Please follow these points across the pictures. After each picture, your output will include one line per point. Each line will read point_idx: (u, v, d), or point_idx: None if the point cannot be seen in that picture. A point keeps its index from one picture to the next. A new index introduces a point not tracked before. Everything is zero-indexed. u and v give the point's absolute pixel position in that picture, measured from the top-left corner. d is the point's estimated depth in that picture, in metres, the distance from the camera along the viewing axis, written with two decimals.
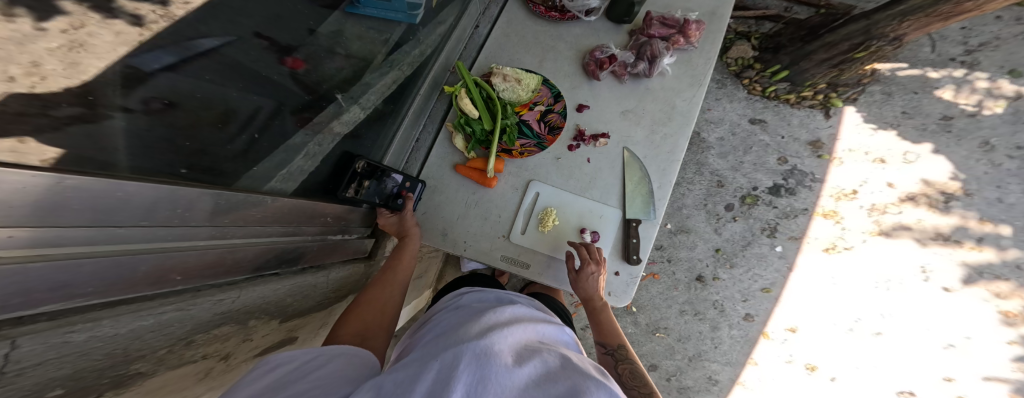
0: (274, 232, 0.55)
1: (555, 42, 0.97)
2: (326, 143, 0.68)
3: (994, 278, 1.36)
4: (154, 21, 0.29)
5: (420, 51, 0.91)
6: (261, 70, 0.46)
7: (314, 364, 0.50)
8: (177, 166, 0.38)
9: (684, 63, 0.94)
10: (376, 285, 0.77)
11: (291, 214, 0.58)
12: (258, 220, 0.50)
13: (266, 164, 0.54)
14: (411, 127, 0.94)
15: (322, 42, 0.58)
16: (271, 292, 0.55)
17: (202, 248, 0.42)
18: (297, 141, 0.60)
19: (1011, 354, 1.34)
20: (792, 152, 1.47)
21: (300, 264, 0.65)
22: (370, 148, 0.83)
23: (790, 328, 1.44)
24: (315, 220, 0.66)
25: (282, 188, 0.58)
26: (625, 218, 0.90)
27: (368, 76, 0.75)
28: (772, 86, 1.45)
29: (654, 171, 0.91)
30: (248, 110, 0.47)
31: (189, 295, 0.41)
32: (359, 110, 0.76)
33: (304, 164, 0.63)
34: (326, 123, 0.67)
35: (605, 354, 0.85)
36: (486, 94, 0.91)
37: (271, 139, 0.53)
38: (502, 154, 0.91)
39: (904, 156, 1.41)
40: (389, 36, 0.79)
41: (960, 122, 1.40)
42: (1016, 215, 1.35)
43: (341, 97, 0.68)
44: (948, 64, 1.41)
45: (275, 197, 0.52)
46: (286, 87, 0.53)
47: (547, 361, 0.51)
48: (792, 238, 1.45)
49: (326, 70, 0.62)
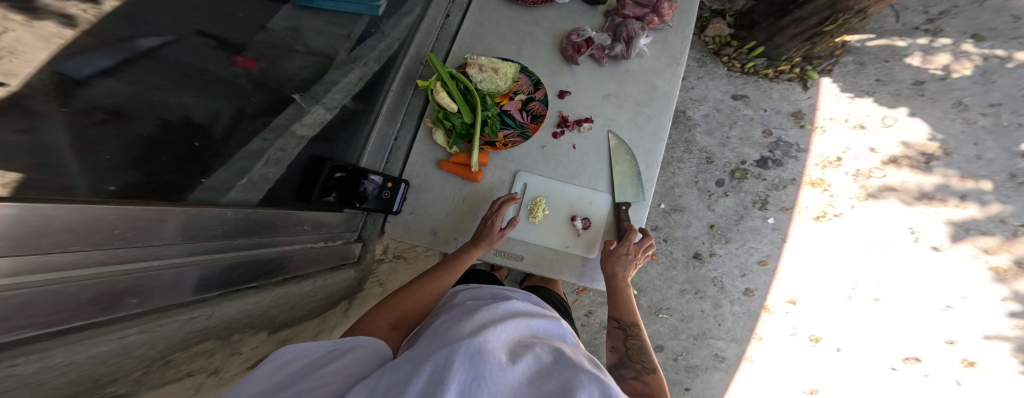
0: (238, 245, 0.51)
1: (530, 28, 0.96)
2: (290, 147, 0.64)
3: (982, 234, 1.38)
4: (89, 21, 0.27)
5: (386, 46, 0.88)
6: (212, 70, 0.43)
7: (330, 360, 0.52)
8: (106, 182, 0.32)
9: (661, 43, 0.94)
10: (431, 283, 0.79)
11: (258, 226, 0.54)
12: (219, 236, 0.46)
13: (225, 172, 0.49)
14: (387, 126, 0.92)
15: (276, 39, 0.55)
16: (251, 305, 0.52)
17: (158, 268, 0.37)
18: (254, 147, 0.55)
19: (1007, 310, 1.37)
20: (776, 124, 1.49)
21: (282, 274, 0.61)
22: (346, 151, 0.82)
23: (791, 300, 1.45)
24: (286, 232, 0.62)
25: (242, 197, 0.53)
26: (615, 202, 0.90)
27: (331, 73, 0.72)
28: (750, 62, 1.48)
29: (640, 152, 0.91)
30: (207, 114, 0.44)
31: (154, 317, 0.37)
32: (324, 110, 0.72)
33: (265, 170, 0.58)
34: (288, 125, 0.62)
35: (616, 328, 0.84)
36: (463, 86, 0.89)
37: (228, 144, 0.49)
38: (486, 147, 0.89)
39: (883, 121, 1.44)
40: (352, 31, 0.76)
41: (931, 85, 1.44)
42: (997, 171, 1.38)
43: (300, 98, 0.63)
44: (913, 33, 1.45)
45: (235, 210, 0.48)
46: (242, 87, 0.49)
47: (540, 357, 0.50)
48: (784, 209, 1.46)
49: (285, 70, 0.58)
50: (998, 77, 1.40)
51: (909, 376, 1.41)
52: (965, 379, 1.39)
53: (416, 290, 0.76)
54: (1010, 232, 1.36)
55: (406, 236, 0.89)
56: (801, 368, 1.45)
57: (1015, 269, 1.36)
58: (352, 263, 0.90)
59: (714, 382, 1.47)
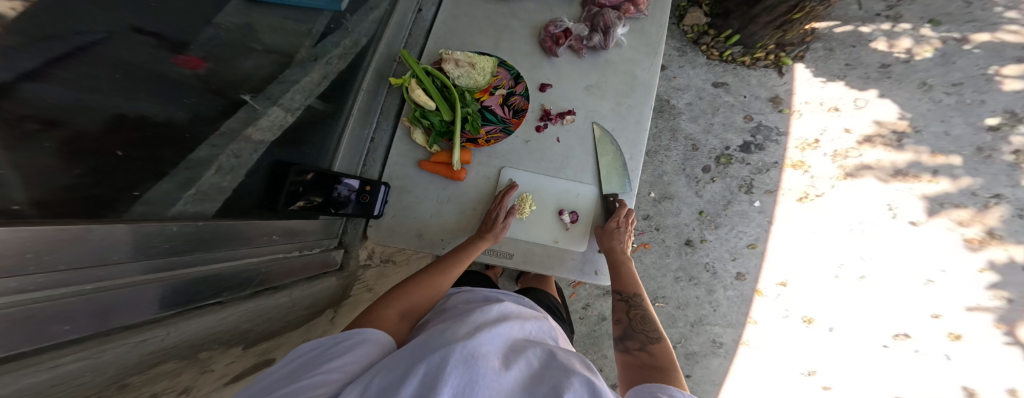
0: (194, 261, 0.46)
1: (507, 21, 0.95)
2: (245, 153, 0.57)
3: (955, 207, 1.43)
4: (10, 16, 0.24)
5: (349, 43, 0.82)
6: (153, 65, 0.38)
7: (336, 351, 0.52)
8: (12, 198, 0.25)
9: (638, 32, 0.94)
10: (440, 274, 0.77)
11: (214, 239, 0.50)
12: (167, 252, 0.42)
13: (166, 183, 0.42)
14: (360, 126, 0.89)
15: (227, 34, 0.49)
16: (217, 322, 0.49)
17: (91, 292, 0.33)
18: (200, 155, 0.47)
19: (985, 281, 1.42)
20: (756, 109, 1.53)
21: (248, 288, 0.57)
22: (316, 155, 0.78)
23: (781, 282, 1.47)
24: (251, 244, 0.58)
25: (187, 210, 0.46)
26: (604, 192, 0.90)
27: (288, 73, 0.64)
28: (727, 50, 1.52)
29: (622, 144, 0.91)
30: (155, 119, 0.39)
31: (94, 343, 0.32)
32: (281, 111, 0.65)
33: (216, 179, 0.51)
34: (240, 129, 0.55)
35: (620, 300, 0.82)
36: (440, 83, 0.87)
37: (177, 150, 0.43)
38: (468, 145, 0.88)
39: (855, 103, 1.49)
40: (314, 28, 0.70)
41: (897, 68, 1.50)
42: (964, 146, 1.44)
43: (249, 99, 0.55)
44: (875, 19, 1.52)
45: (181, 224, 0.43)
46: (194, 87, 0.45)
47: (531, 362, 0.50)
48: (768, 192, 1.49)
49: (239, 69, 0.53)
50: (957, 59, 1.47)
51: (900, 353, 1.44)
52: (954, 354, 1.42)
53: (427, 281, 0.75)
54: (981, 204, 1.43)
55: (393, 241, 0.88)
56: (795, 349, 1.47)
57: (989, 237, 1.42)
58: (334, 271, 0.87)
59: (714, 368, 1.48)
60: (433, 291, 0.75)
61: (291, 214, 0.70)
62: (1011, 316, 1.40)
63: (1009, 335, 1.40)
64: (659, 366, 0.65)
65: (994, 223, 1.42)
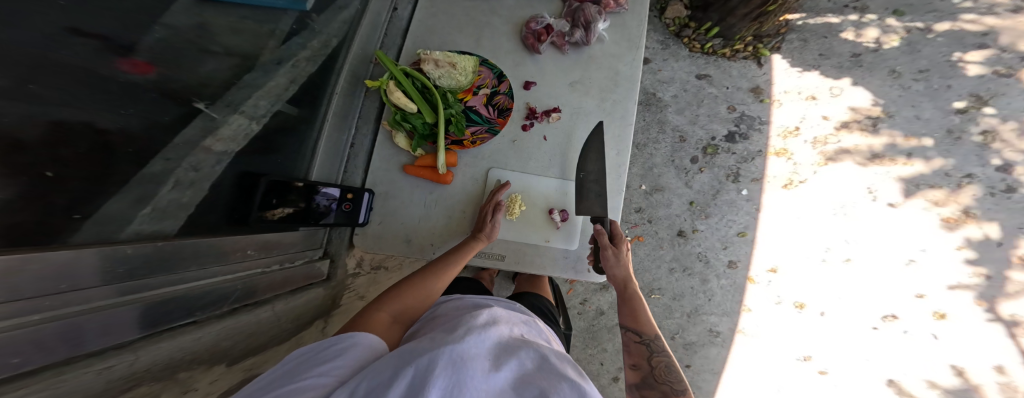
0: (159, 283, 0.44)
1: (488, 18, 0.94)
2: (206, 165, 0.51)
3: (930, 188, 1.49)
4: None
5: (319, 44, 0.79)
6: (94, 69, 0.34)
7: (324, 357, 0.49)
8: None
9: (619, 27, 0.94)
10: (436, 276, 0.74)
11: (178, 259, 0.47)
12: (122, 276, 0.39)
13: (117, 201, 0.38)
14: (337, 131, 0.86)
15: (182, 34, 0.45)
16: (191, 342, 0.45)
17: (41, 322, 0.30)
18: (154, 169, 0.42)
19: (963, 258, 1.47)
20: (738, 100, 1.56)
21: (225, 305, 0.54)
22: (291, 163, 0.75)
23: (772, 269, 1.50)
24: (223, 260, 0.56)
25: (142, 230, 0.42)
26: (598, 217, 0.84)
27: (250, 77, 0.59)
28: (708, 42, 1.55)
29: (592, 163, 0.87)
30: (97, 131, 0.34)
31: (50, 374, 0.30)
32: (244, 118, 0.59)
33: (175, 195, 0.47)
34: (198, 141, 0.49)
35: (639, 343, 0.77)
36: (420, 84, 0.85)
37: (128, 164, 0.38)
38: (453, 146, 0.87)
39: (831, 91, 1.54)
40: (277, 28, 0.66)
41: (867, 57, 1.55)
42: (935, 129, 1.50)
43: (204, 107, 0.49)
44: (844, 10, 1.57)
45: (138, 244, 0.40)
46: (150, 94, 0.41)
47: (523, 362, 0.49)
48: (755, 180, 1.52)
49: (199, 74, 0.48)
50: (922, 47, 1.54)
51: (889, 334, 1.47)
52: (941, 333, 1.46)
53: (419, 282, 0.73)
54: (954, 184, 1.48)
55: (380, 247, 0.87)
56: (789, 334, 1.49)
57: (965, 215, 1.47)
58: (320, 281, 0.85)
59: (712, 357, 1.49)
60: (424, 294, 0.72)
61: (270, 225, 0.67)
62: (990, 293, 1.46)
63: (989, 311, 1.45)
64: None
65: (968, 201, 1.47)
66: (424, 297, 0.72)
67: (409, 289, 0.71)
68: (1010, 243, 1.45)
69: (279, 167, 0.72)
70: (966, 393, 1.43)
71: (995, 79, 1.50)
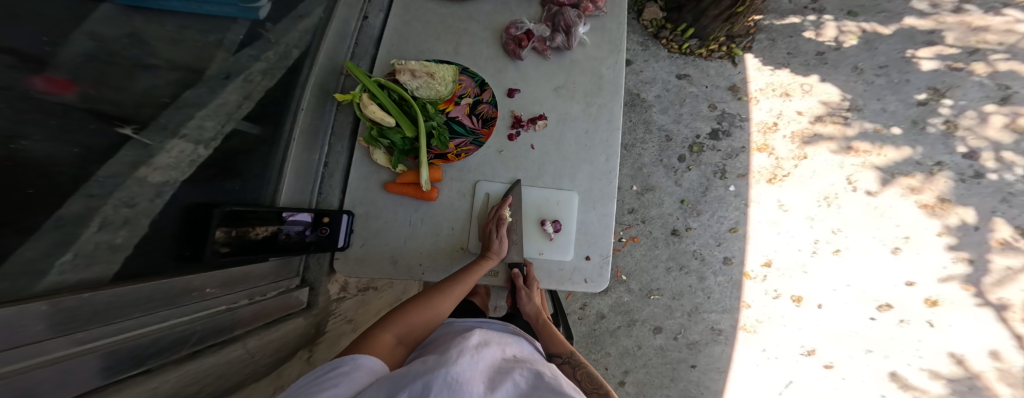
0: (97, 332, 0.37)
1: (465, 24, 0.91)
2: (142, 199, 0.45)
3: (906, 177, 1.56)
4: None
5: (276, 55, 0.73)
6: (10, 86, 0.29)
7: (319, 387, 0.44)
8: None
9: (599, 29, 0.93)
10: (442, 295, 0.71)
11: (114, 307, 0.40)
12: (45, 334, 0.32)
13: (29, 252, 0.32)
14: (307, 151, 0.80)
15: (109, 45, 0.39)
16: (144, 393, 0.38)
17: None
18: (73, 209, 0.36)
19: (944, 243, 1.54)
20: (718, 98, 1.60)
21: (185, 349, 0.48)
22: (250, 188, 0.69)
23: (766, 263, 1.53)
24: (176, 302, 0.49)
25: (64, 281, 0.36)
26: (510, 261, 0.87)
27: (192, 94, 0.52)
28: (685, 43, 1.59)
29: (535, 222, 0.86)
30: (16, 168, 0.30)
31: None
32: (187, 143, 0.52)
33: (105, 236, 0.40)
34: (128, 173, 0.42)
35: (562, 365, 0.79)
36: (397, 96, 0.81)
37: (39, 208, 0.32)
38: (437, 161, 0.83)
39: (802, 87, 1.61)
40: (226, 38, 0.59)
41: (831, 54, 1.63)
42: (900, 120, 1.59)
43: (134, 132, 0.43)
44: (804, 11, 1.65)
45: (62, 297, 0.34)
46: (71, 118, 0.35)
47: (518, 383, 0.46)
48: (741, 176, 1.55)
49: (128, 92, 0.42)
50: (879, 44, 1.63)
51: (888, 323, 1.52)
52: (936, 318, 1.52)
53: (425, 300, 0.69)
54: (928, 172, 1.56)
55: (363, 270, 0.81)
56: (790, 329, 1.52)
57: (941, 202, 1.55)
58: (301, 312, 0.77)
59: (718, 355, 1.50)
60: (429, 315, 0.68)
61: (223, 264, 0.59)
62: (975, 276, 1.53)
63: (977, 295, 1.52)
64: None
65: (942, 188, 1.55)
66: (429, 316, 0.68)
67: (414, 307, 0.68)
68: (986, 226, 1.54)
69: (235, 194, 0.65)
70: (969, 381, 1.50)
71: (947, 73, 1.61)
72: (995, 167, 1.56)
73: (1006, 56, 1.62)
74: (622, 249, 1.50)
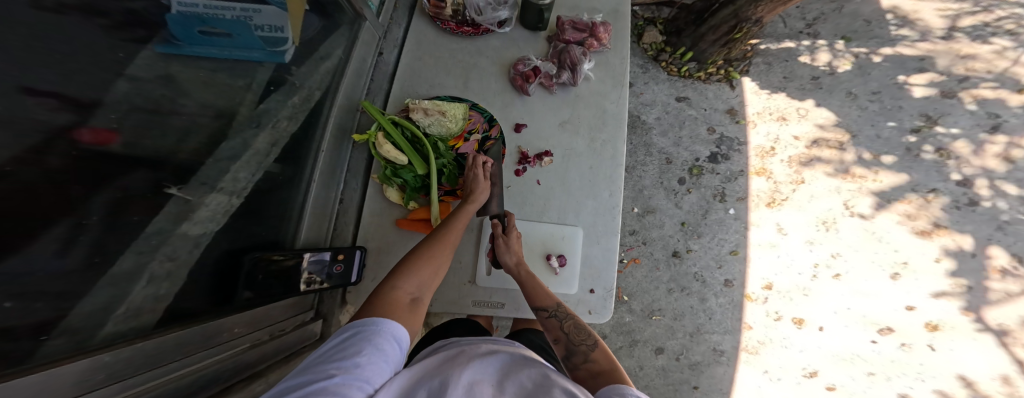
0: (144, 377, 0.39)
1: (475, 59, 0.95)
2: (183, 251, 0.49)
3: (900, 202, 1.58)
4: None
5: (301, 98, 0.77)
6: (63, 145, 0.31)
7: (343, 354, 0.48)
8: None
9: (602, 65, 0.97)
10: (438, 244, 0.73)
11: (157, 354, 0.43)
12: (104, 383, 0.35)
13: (84, 309, 0.36)
14: (324, 189, 0.83)
15: (150, 94, 0.41)
16: None
17: None
18: (124, 266, 0.40)
19: (943, 268, 1.55)
20: (716, 121, 1.64)
21: (215, 386, 0.48)
22: (274, 227, 0.72)
23: (766, 285, 1.54)
24: (210, 342, 0.52)
25: (119, 331, 0.40)
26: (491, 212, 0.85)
27: (227, 147, 0.56)
28: (684, 66, 1.63)
29: (542, 255, 0.89)
30: (65, 230, 0.32)
31: None
32: (222, 194, 0.56)
33: (152, 289, 0.45)
34: (172, 228, 0.47)
35: (548, 318, 0.74)
36: (410, 134, 0.86)
37: (97, 274, 0.37)
38: (446, 197, 0.88)
39: (798, 112, 1.64)
40: (254, 81, 0.62)
41: (826, 80, 1.68)
42: (894, 146, 1.63)
43: (177, 190, 0.46)
44: (799, 36, 1.70)
45: (115, 352, 0.37)
46: (128, 181, 0.39)
47: (523, 382, 0.47)
48: (740, 199, 1.58)
49: (167, 145, 0.44)
50: (871, 70, 1.68)
51: (889, 348, 1.52)
52: (937, 343, 1.52)
53: (424, 253, 0.71)
54: (923, 198, 1.59)
55: None
56: (791, 353, 1.51)
57: (936, 227, 1.57)
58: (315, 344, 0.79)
59: (720, 376, 1.50)
60: (433, 269, 0.70)
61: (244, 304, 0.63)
62: (974, 302, 1.53)
63: (976, 321, 1.53)
64: (611, 373, 0.59)
65: (937, 213, 1.58)
66: (431, 266, 0.70)
67: (416, 259, 0.69)
68: (983, 253, 1.56)
69: (263, 235, 0.69)
70: None
71: (940, 100, 1.65)
72: (989, 194, 1.59)
73: (995, 85, 1.67)
74: (624, 271, 1.51)
